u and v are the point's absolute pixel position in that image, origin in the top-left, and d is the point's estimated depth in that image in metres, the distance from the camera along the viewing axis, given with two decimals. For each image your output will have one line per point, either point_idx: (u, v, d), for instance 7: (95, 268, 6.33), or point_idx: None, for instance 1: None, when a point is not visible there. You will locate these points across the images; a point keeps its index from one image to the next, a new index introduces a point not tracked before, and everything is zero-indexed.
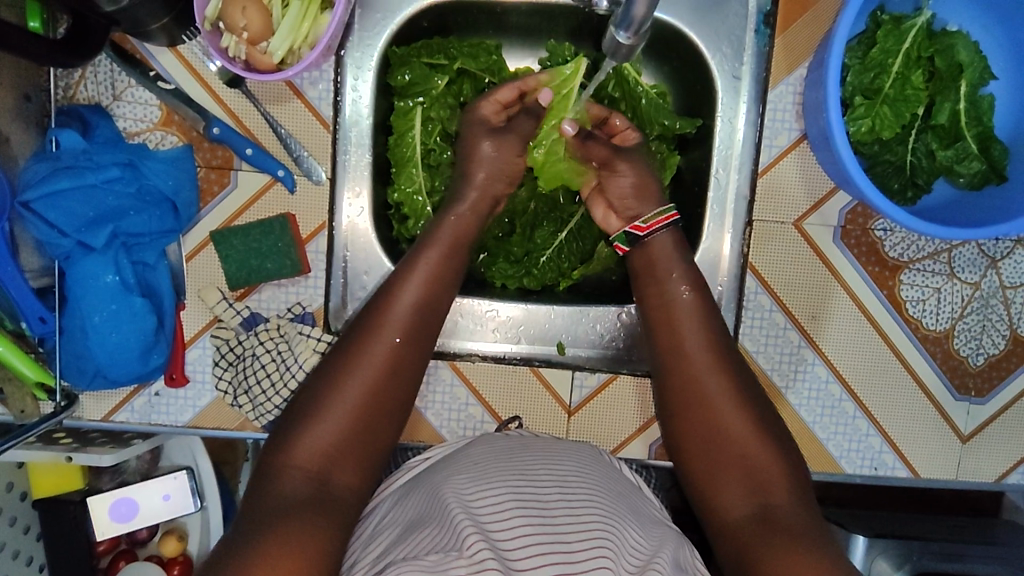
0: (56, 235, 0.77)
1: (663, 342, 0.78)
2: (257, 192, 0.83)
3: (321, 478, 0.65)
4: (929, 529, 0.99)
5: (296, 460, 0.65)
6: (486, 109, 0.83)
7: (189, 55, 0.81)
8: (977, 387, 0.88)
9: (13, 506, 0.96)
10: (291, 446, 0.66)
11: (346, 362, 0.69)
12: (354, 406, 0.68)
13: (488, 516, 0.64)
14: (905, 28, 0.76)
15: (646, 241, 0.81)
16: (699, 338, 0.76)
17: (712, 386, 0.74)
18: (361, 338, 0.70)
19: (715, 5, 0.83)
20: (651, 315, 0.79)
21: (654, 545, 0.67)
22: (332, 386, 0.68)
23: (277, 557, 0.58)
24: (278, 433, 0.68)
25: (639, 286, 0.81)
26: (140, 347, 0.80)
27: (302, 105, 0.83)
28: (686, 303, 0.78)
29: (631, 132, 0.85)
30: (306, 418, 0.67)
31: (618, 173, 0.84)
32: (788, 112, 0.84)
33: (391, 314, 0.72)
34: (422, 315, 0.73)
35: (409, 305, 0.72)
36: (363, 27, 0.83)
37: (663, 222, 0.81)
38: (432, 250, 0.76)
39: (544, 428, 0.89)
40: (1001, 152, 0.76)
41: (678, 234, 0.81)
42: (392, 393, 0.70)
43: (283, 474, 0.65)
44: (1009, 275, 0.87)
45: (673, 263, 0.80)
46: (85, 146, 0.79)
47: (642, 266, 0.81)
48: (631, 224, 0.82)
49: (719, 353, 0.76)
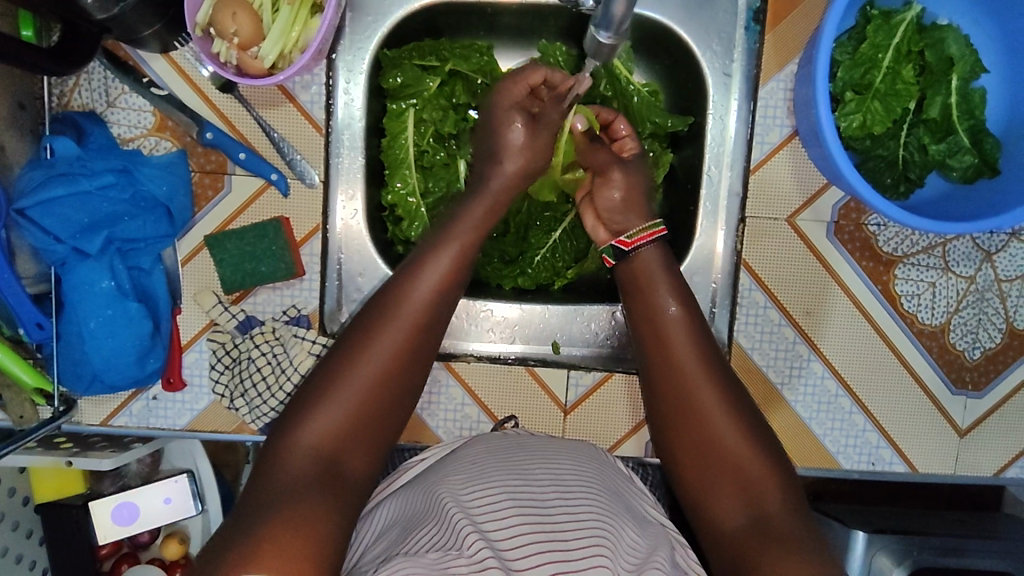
0: (52, 242, 0.78)
1: (654, 352, 0.77)
2: (251, 197, 0.84)
3: (333, 456, 0.66)
4: (930, 524, 0.98)
5: (313, 432, 0.65)
6: (516, 91, 0.81)
7: (183, 61, 0.82)
8: (975, 382, 0.88)
9: (16, 510, 0.96)
10: (298, 428, 0.66)
11: (364, 343, 0.69)
12: (370, 390, 0.68)
13: (485, 515, 0.64)
14: (895, 23, 0.76)
15: (634, 255, 0.80)
16: (692, 353, 0.75)
17: (706, 397, 0.73)
18: (381, 319, 0.70)
19: (704, 3, 0.83)
20: (641, 327, 0.78)
21: (650, 544, 0.67)
22: (351, 364, 0.68)
23: (277, 547, 0.57)
24: (291, 410, 0.68)
25: (629, 300, 0.80)
26: (135, 352, 0.81)
27: (295, 109, 0.84)
28: (675, 320, 0.77)
29: (630, 142, 0.86)
30: (325, 393, 0.67)
31: (611, 182, 0.83)
32: (779, 109, 0.84)
33: (413, 296, 0.71)
34: (440, 297, 0.72)
35: (431, 290, 0.71)
36: (354, 30, 0.84)
37: (647, 238, 0.81)
38: (446, 244, 0.74)
39: (540, 428, 0.90)
40: (993, 145, 0.76)
41: (664, 249, 0.81)
42: (411, 374, 0.70)
43: (287, 460, 0.64)
44: (1005, 268, 0.86)
45: (655, 272, 0.79)
46: (80, 153, 0.79)
47: (631, 276, 0.80)
48: (617, 239, 0.82)
49: (710, 363, 0.75)
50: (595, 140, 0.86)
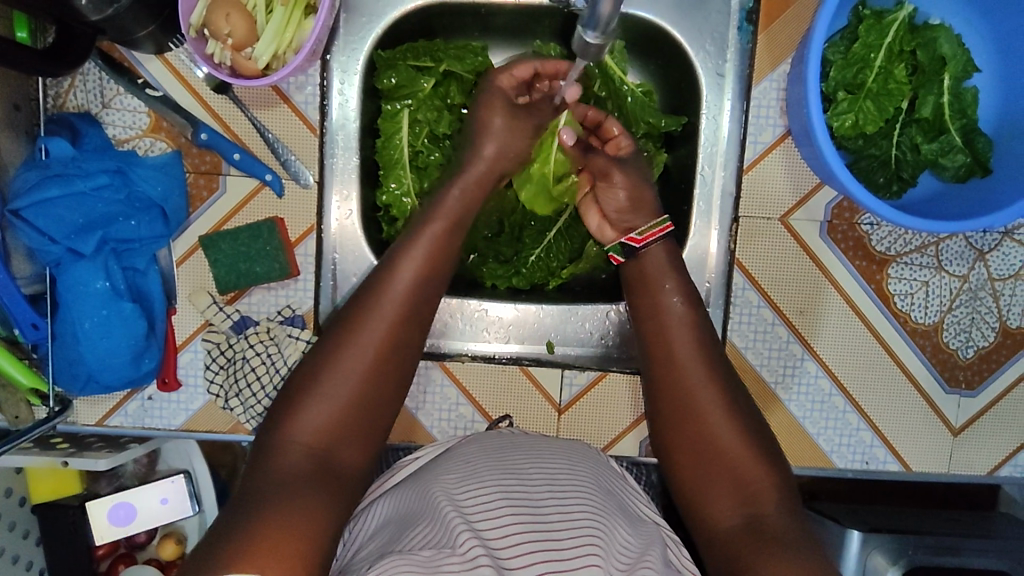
0: (46, 242, 0.78)
1: (655, 349, 0.78)
2: (246, 197, 0.84)
3: (324, 451, 0.66)
4: (925, 523, 0.98)
5: (302, 427, 0.66)
6: (503, 80, 0.83)
7: (177, 62, 0.82)
8: (968, 380, 0.88)
9: (12, 511, 0.97)
10: (288, 425, 0.67)
11: (349, 336, 0.69)
12: (358, 382, 0.68)
13: (479, 514, 0.64)
14: (886, 23, 0.77)
15: (641, 253, 0.81)
16: (693, 349, 0.77)
17: (708, 394, 0.74)
18: (365, 313, 0.71)
19: (696, 3, 0.83)
20: (643, 323, 0.80)
21: (643, 544, 0.67)
22: (337, 358, 0.69)
23: (275, 534, 0.58)
24: (281, 407, 0.68)
25: (634, 294, 0.81)
26: (130, 352, 0.81)
27: (289, 109, 0.84)
28: (680, 312, 0.78)
29: (623, 140, 0.85)
30: (312, 389, 0.68)
31: (613, 184, 0.83)
32: (772, 108, 0.85)
33: (394, 288, 0.72)
34: (423, 290, 0.73)
35: (411, 282, 0.72)
36: (348, 31, 0.84)
37: (658, 233, 0.81)
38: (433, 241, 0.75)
39: (534, 428, 0.90)
40: (985, 144, 0.77)
41: (671, 245, 0.82)
42: (399, 366, 0.71)
43: (280, 454, 0.65)
44: (998, 266, 0.87)
45: (658, 269, 0.80)
46: (75, 153, 0.80)
47: (636, 276, 0.81)
48: (628, 236, 0.82)
49: (711, 359, 0.76)
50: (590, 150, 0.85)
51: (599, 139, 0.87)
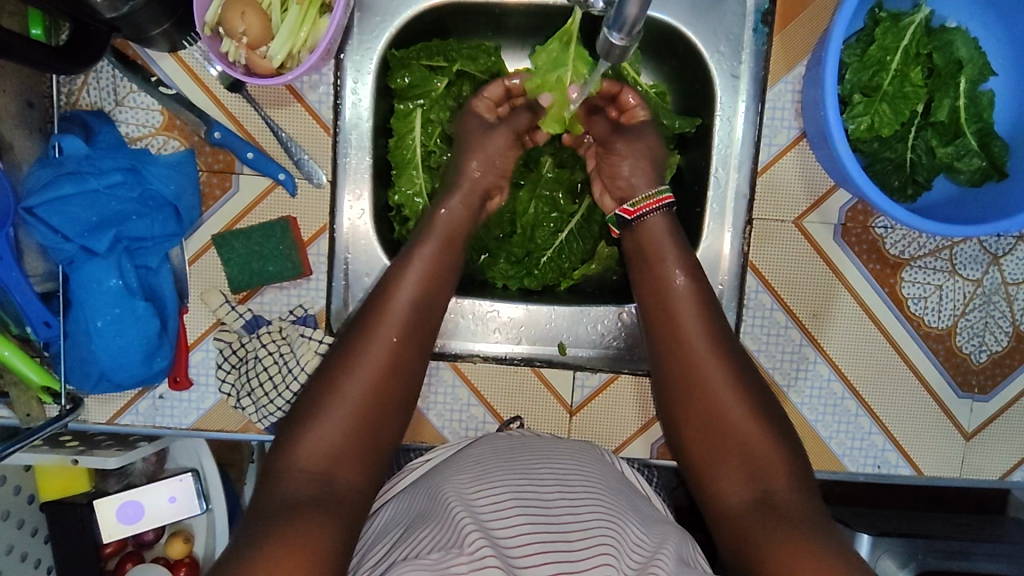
0: (59, 240, 0.77)
1: (663, 333, 0.77)
2: (259, 196, 0.84)
3: (328, 473, 0.65)
4: (938, 528, 0.98)
5: (304, 453, 0.66)
6: (480, 106, 0.85)
7: (191, 60, 0.82)
8: (981, 385, 0.87)
9: (21, 508, 0.96)
10: (291, 452, 0.66)
11: (346, 360, 0.70)
12: (358, 406, 0.68)
13: (490, 515, 0.64)
14: (904, 25, 0.76)
15: (636, 223, 0.81)
16: (702, 336, 0.76)
17: (713, 380, 0.74)
18: (361, 336, 0.71)
19: (711, 5, 0.83)
20: (647, 303, 0.79)
21: (656, 542, 0.67)
22: (336, 382, 0.69)
23: (291, 541, 0.58)
24: (283, 430, 0.68)
25: (636, 279, 0.81)
26: (143, 351, 0.81)
27: (303, 109, 0.83)
28: (680, 291, 0.77)
29: (638, 112, 0.86)
30: (311, 414, 0.67)
31: (616, 153, 0.84)
32: (786, 111, 0.84)
33: (389, 309, 0.72)
34: (421, 307, 0.74)
35: (406, 300, 0.73)
36: (362, 30, 0.84)
37: (653, 206, 0.81)
38: (427, 251, 0.76)
39: (546, 428, 0.89)
40: (1001, 148, 0.76)
41: (671, 219, 0.81)
42: (400, 387, 0.71)
43: (295, 459, 0.65)
44: (1012, 271, 0.86)
45: (665, 250, 0.79)
46: (88, 152, 0.80)
47: (637, 251, 0.81)
48: (622, 207, 0.83)
49: (717, 347, 0.75)
50: (594, 111, 0.86)
51: (616, 109, 0.86)
